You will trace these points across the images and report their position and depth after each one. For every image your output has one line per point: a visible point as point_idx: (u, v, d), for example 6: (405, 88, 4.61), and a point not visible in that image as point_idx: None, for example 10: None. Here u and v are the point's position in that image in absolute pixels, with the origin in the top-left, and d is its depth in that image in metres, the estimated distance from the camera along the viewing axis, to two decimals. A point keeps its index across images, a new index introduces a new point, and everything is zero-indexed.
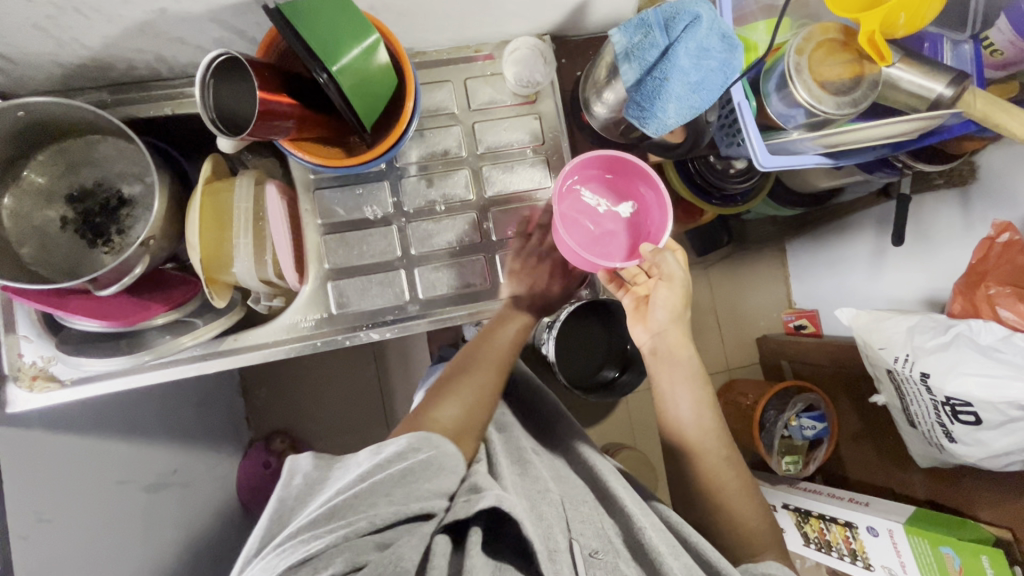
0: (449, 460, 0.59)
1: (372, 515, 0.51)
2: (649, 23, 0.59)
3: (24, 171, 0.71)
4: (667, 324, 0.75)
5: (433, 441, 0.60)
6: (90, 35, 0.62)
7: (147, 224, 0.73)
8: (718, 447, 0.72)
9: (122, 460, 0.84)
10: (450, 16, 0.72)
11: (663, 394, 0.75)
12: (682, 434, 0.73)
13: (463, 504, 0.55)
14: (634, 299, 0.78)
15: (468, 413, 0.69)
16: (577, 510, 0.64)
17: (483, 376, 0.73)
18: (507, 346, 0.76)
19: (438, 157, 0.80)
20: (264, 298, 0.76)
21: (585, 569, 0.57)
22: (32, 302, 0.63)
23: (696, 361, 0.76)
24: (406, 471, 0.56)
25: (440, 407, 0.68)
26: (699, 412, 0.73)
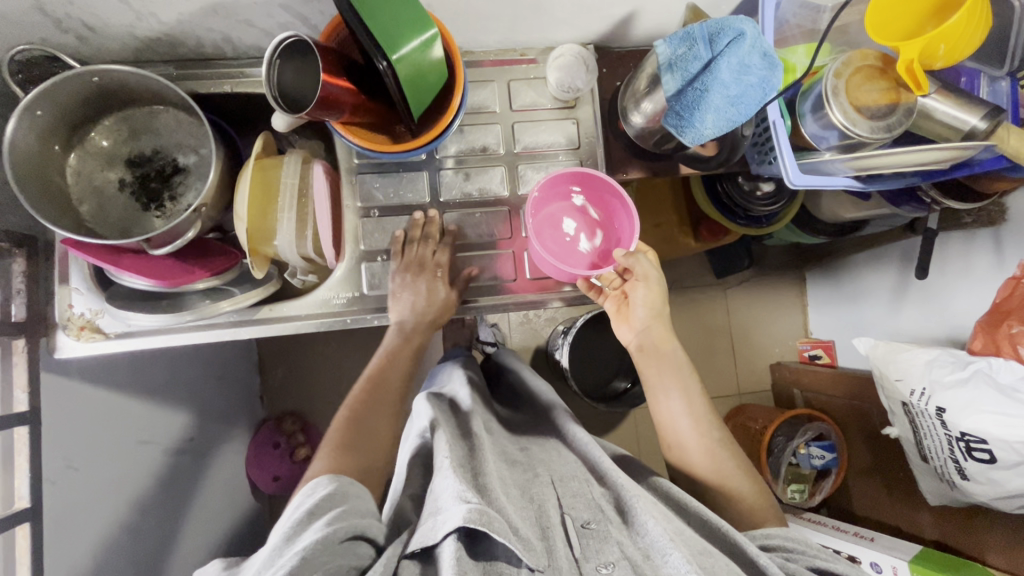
0: (351, 488, 0.61)
1: (295, 553, 0.51)
2: (694, 36, 0.62)
3: (90, 134, 0.75)
4: (650, 320, 0.77)
5: (340, 480, 0.61)
6: (168, 11, 0.66)
7: (198, 193, 0.76)
8: (709, 431, 0.73)
9: (145, 422, 0.87)
10: (502, 18, 0.76)
11: (652, 388, 0.76)
12: (674, 424, 0.74)
13: (428, 530, 0.56)
14: (615, 302, 0.80)
15: (368, 457, 0.68)
16: (566, 485, 0.67)
17: (384, 415, 0.73)
18: (396, 381, 0.77)
19: (476, 152, 0.83)
20: (300, 272, 0.79)
21: (578, 538, 0.60)
22: (90, 255, 0.67)
23: (682, 352, 0.77)
24: (310, 511, 0.57)
25: (343, 460, 0.65)
26: (686, 402, 0.74)
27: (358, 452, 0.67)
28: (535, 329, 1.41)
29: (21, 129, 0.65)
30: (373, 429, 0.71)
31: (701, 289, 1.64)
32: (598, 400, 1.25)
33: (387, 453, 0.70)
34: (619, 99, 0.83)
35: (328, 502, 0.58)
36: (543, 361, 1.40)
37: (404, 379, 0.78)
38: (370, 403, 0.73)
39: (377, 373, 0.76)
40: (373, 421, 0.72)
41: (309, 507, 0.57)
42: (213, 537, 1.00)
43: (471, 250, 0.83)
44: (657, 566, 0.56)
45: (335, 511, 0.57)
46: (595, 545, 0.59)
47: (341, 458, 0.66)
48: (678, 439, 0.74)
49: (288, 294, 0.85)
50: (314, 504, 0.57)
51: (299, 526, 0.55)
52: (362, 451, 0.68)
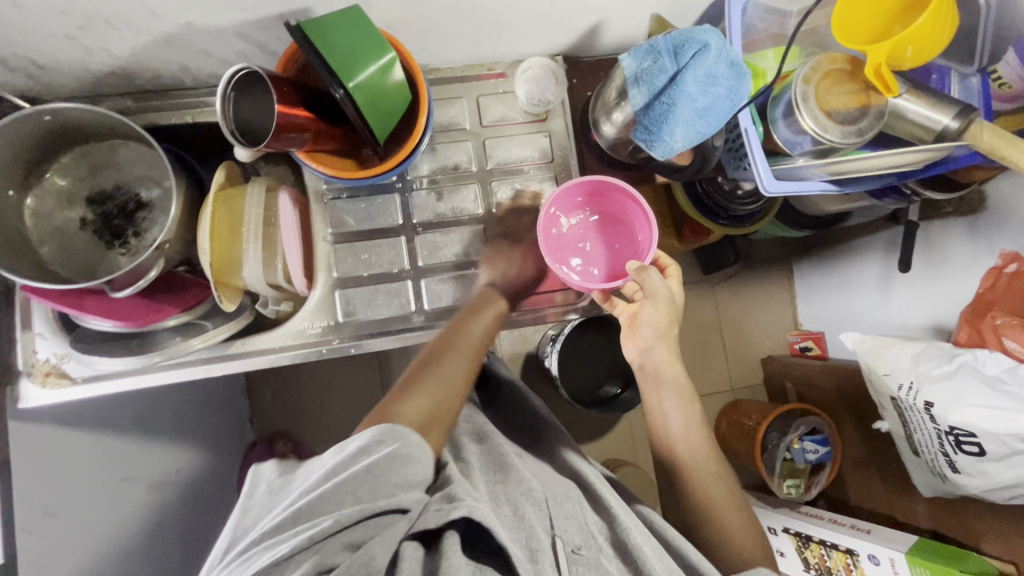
0: (415, 450, 0.57)
1: (337, 515, 0.50)
2: (659, 49, 0.61)
3: (47, 174, 0.73)
4: (654, 341, 0.75)
5: (406, 440, 0.57)
6: (119, 45, 0.64)
7: (163, 228, 0.74)
8: (705, 461, 0.73)
9: (125, 459, 0.85)
10: (466, 34, 0.74)
11: (653, 408, 0.76)
12: (671, 448, 0.75)
13: (436, 513, 0.55)
14: (625, 317, 0.77)
15: (436, 406, 0.64)
16: (559, 506, 0.66)
17: (460, 363, 0.69)
18: (478, 338, 0.72)
19: (448, 171, 0.82)
20: (272, 302, 0.78)
21: (568, 565, 0.60)
22: (50, 301, 0.65)
23: (684, 378, 0.76)
24: (368, 468, 0.54)
25: (407, 402, 0.63)
26: (684, 428, 0.74)
27: (428, 394, 0.65)
28: (523, 336, 1.40)
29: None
30: (441, 374, 0.67)
31: (689, 287, 1.64)
32: (589, 406, 1.24)
33: (455, 401, 0.66)
34: (590, 111, 0.82)
35: (388, 464, 0.54)
36: (534, 369, 1.39)
37: (486, 338, 0.73)
38: (438, 352, 0.69)
39: (455, 325, 0.73)
40: (450, 367, 0.68)
41: (368, 464, 0.54)
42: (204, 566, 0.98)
43: (451, 270, 0.81)
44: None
45: (388, 477, 0.54)
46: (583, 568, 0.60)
47: (415, 401, 0.63)
48: (672, 462, 0.74)
49: (265, 323, 0.83)
50: (371, 461, 0.54)
51: (350, 477, 0.53)
52: (433, 395, 0.65)
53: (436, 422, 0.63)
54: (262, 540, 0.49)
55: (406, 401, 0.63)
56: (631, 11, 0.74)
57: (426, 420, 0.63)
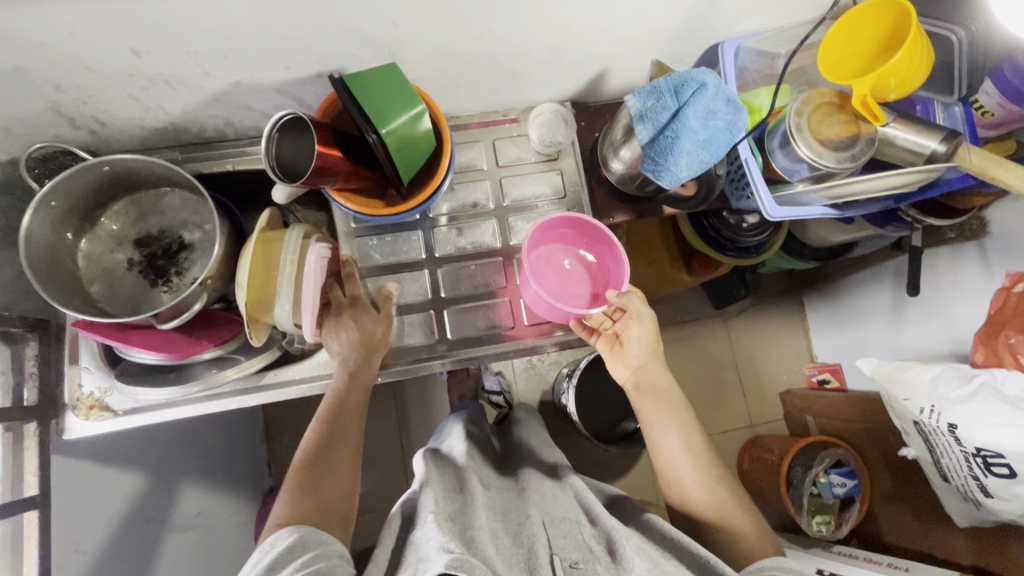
0: (314, 537, 0.57)
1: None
2: (661, 89, 0.66)
3: (101, 219, 0.79)
4: (644, 358, 0.79)
5: (300, 529, 0.58)
6: (174, 103, 0.72)
7: (204, 267, 0.80)
8: (709, 469, 0.73)
9: (155, 498, 0.86)
10: (483, 85, 0.81)
11: (650, 424, 0.77)
12: (672, 463, 0.75)
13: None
14: (608, 342, 0.82)
15: (328, 501, 0.64)
16: (557, 526, 0.67)
17: (342, 456, 0.70)
18: (354, 417, 0.73)
19: (467, 209, 0.87)
20: (297, 340, 0.81)
21: None
22: (99, 336, 0.70)
23: (678, 390, 0.78)
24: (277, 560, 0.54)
25: (298, 505, 0.62)
26: (686, 438, 0.75)
27: (319, 494, 0.64)
28: (539, 373, 1.41)
29: (34, 217, 0.68)
30: (329, 473, 0.67)
31: (701, 321, 1.67)
32: (608, 442, 1.24)
33: (345, 492, 0.67)
34: (598, 151, 0.88)
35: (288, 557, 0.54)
36: (550, 407, 1.40)
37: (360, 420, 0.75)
38: (319, 448, 0.69)
39: (330, 411, 0.72)
40: (329, 465, 0.68)
41: (268, 562, 0.54)
42: None
43: (472, 301, 0.85)
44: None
45: (301, 558, 0.54)
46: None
47: (300, 503, 0.62)
48: (677, 476, 0.74)
49: (293, 357, 0.87)
50: (272, 558, 0.54)
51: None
52: (323, 493, 0.65)
53: (330, 515, 0.63)
54: None
55: (294, 507, 0.62)
56: (632, 59, 0.81)
57: (320, 515, 0.62)
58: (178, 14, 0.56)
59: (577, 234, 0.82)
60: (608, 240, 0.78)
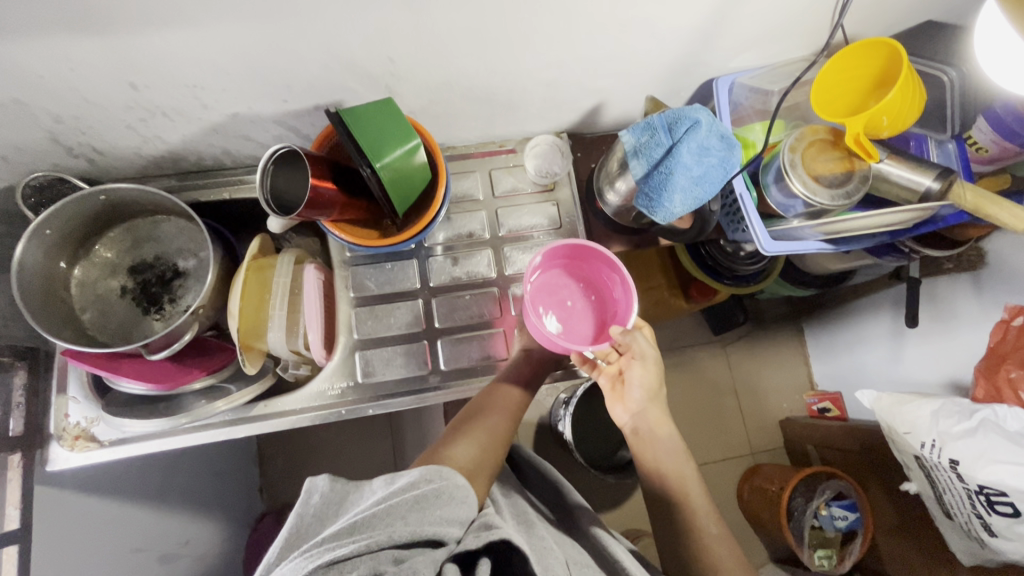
0: (461, 491, 0.56)
1: (391, 530, 0.48)
2: (655, 126, 0.67)
3: (96, 247, 0.79)
4: (645, 403, 0.76)
5: (449, 476, 0.57)
6: (172, 134, 0.72)
7: (197, 295, 0.79)
8: (708, 524, 0.72)
9: (142, 528, 0.84)
10: (480, 117, 0.82)
11: (650, 474, 0.76)
12: (673, 516, 0.73)
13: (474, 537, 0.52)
14: (609, 380, 0.79)
15: (479, 457, 0.66)
16: (581, 569, 0.63)
17: (496, 428, 0.71)
18: (513, 400, 0.76)
19: (463, 238, 0.87)
20: (291, 366, 0.80)
21: None
22: (88, 366, 0.69)
23: (678, 438, 0.77)
24: (416, 497, 0.53)
25: (457, 450, 0.66)
26: (686, 491, 0.74)
27: (475, 443, 0.68)
28: (536, 399, 1.40)
29: (27, 245, 0.68)
30: (487, 430, 0.71)
31: (699, 347, 1.66)
32: (605, 472, 1.22)
33: (500, 450, 0.69)
34: (593, 182, 0.88)
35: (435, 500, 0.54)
36: (547, 434, 1.38)
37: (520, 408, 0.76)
38: (482, 414, 0.73)
39: (490, 394, 0.76)
40: (489, 423, 0.72)
41: (418, 494, 0.53)
42: None
43: (466, 331, 0.84)
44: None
45: (437, 509, 0.53)
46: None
47: (459, 453, 0.65)
48: (675, 529, 0.73)
49: (284, 387, 0.86)
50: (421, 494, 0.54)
51: (401, 502, 0.52)
52: (480, 444, 0.68)
53: (480, 470, 0.65)
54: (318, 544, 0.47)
55: (456, 448, 0.66)
56: (627, 93, 0.82)
57: (471, 469, 0.64)
58: (176, 50, 0.57)
59: (588, 268, 0.82)
60: (615, 267, 0.77)
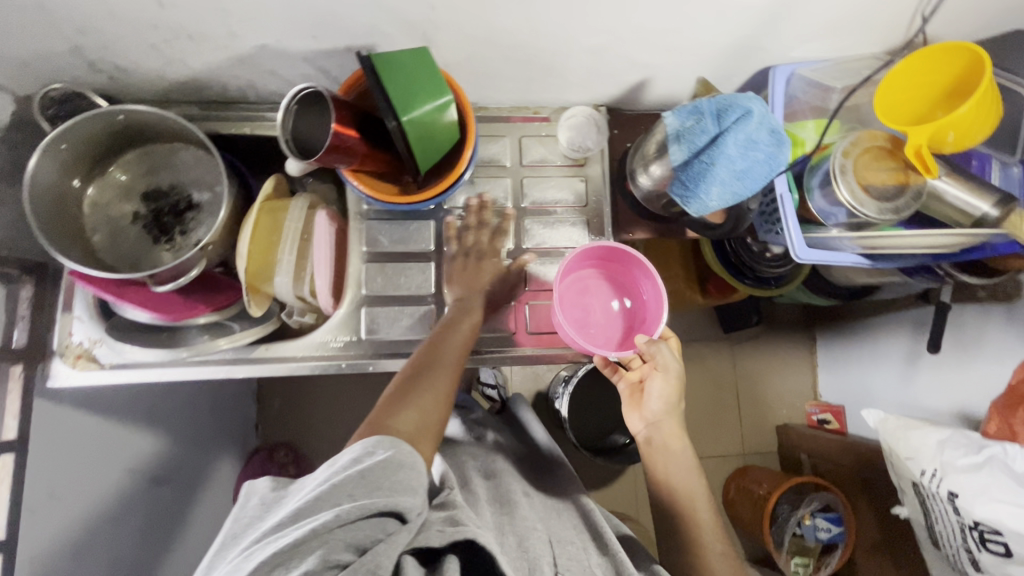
0: (408, 458, 0.53)
1: (336, 510, 0.47)
2: (702, 111, 0.63)
3: (111, 168, 0.78)
4: (662, 415, 0.74)
5: (399, 445, 0.54)
6: (196, 59, 0.69)
7: (209, 230, 0.78)
8: (712, 540, 0.70)
9: (137, 450, 0.86)
10: (517, 79, 0.77)
11: (659, 483, 0.74)
12: (677, 529, 0.72)
13: (438, 533, 0.52)
14: (627, 387, 0.77)
15: (421, 416, 0.61)
16: (563, 547, 0.65)
17: (444, 376, 0.66)
18: (460, 347, 0.70)
19: (484, 204, 0.84)
20: (297, 312, 0.80)
21: None
22: (95, 288, 0.68)
23: (691, 454, 0.74)
24: (363, 471, 0.51)
25: (400, 414, 0.60)
26: (692, 505, 0.72)
27: (416, 405, 0.61)
28: (535, 373, 1.39)
29: (42, 160, 0.66)
30: (430, 390, 0.64)
31: (707, 343, 1.64)
32: (595, 455, 1.22)
33: (442, 411, 0.63)
34: (628, 162, 0.84)
35: (384, 470, 0.51)
36: (543, 409, 1.38)
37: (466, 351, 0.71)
38: (428, 360, 0.67)
39: (439, 337, 0.71)
40: (431, 380, 0.65)
41: (365, 468, 0.51)
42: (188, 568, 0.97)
43: (476, 300, 0.82)
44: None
45: (393, 480, 0.51)
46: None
47: (403, 413, 0.60)
48: (678, 538, 0.71)
49: (288, 332, 0.85)
50: (367, 467, 0.51)
51: (346, 481, 0.50)
52: (423, 403, 0.62)
53: (426, 432, 0.60)
54: (256, 542, 0.47)
55: (396, 412, 0.60)
56: (677, 72, 0.77)
57: (415, 432, 0.59)
58: None
59: (617, 267, 0.81)
60: (649, 274, 0.76)
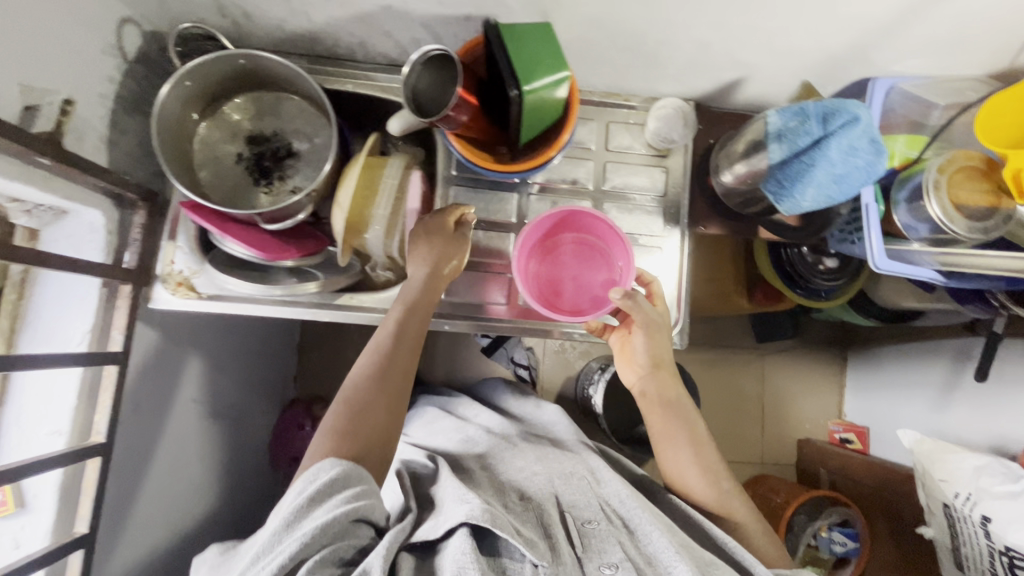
0: (354, 472, 0.59)
1: (297, 541, 0.53)
2: (808, 113, 0.64)
3: (222, 108, 0.81)
4: (651, 367, 0.79)
5: (345, 463, 0.59)
6: (320, 13, 0.72)
7: (307, 179, 0.81)
8: (719, 482, 0.74)
9: (196, 380, 0.91)
10: (617, 65, 0.79)
11: (659, 438, 0.77)
12: (683, 477, 0.75)
13: (431, 526, 0.63)
14: (619, 341, 0.82)
15: (368, 437, 0.63)
16: (568, 487, 0.73)
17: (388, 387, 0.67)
18: (409, 343, 0.70)
19: (565, 184, 0.86)
20: (380, 267, 0.84)
21: (580, 536, 0.65)
22: (202, 219, 0.73)
23: (685, 399, 0.78)
24: (307, 497, 0.56)
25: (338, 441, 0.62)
26: (696, 448, 0.75)
27: (358, 430, 0.63)
28: (567, 358, 1.43)
29: (169, 93, 0.71)
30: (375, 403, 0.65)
31: (737, 350, 1.65)
32: (622, 442, 1.25)
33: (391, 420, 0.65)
34: (713, 157, 0.86)
35: (328, 491, 0.57)
36: (570, 394, 1.41)
37: (416, 349, 0.71)
38: (377, 369, 0.67)
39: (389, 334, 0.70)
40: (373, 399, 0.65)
41: (310, 494, 0.56)
42: (226, 499, 1.02)
43: None
44: (702, 565, 0.62)
45: (345, 493, 0.57)
46: (596, 545, 0.63)
47: (340, 441, 0.62)
48: (684, 486, 0.76)
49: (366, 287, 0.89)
50: (313, 491, 0.56)
51: (295, 514, 0.55)
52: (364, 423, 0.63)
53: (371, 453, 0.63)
54: None
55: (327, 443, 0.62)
56: (775, 74, 0.78)
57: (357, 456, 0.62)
58: None
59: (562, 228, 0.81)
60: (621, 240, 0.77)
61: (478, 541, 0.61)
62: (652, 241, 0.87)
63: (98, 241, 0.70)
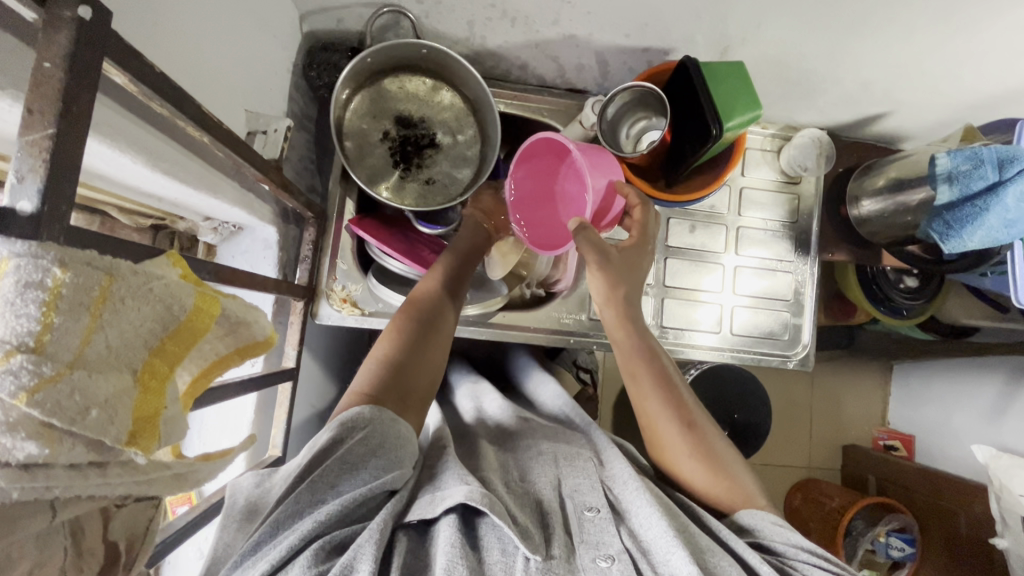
0: (389, 425, 0.53)
1: (314, 517, 0.46)
2: (982, 158, 0.66)
3: (381, 80, 0.75)
4: (604, 304, 0.67)
5: (379, 418, 0.53)
6: (496, 38, 0.73)
7: (446, 177, 0.78)
8: (692, 422, 0.63)
9: (322, 390, 0.91)
10: (768, 97, 0.82)
11: (633, 393, 0.66)
12: (656, 432, 0.64)
13: (426, 503, 0.50)
14: None
15: (407, 381, 0.60)
16: (570, 464, 0.60)
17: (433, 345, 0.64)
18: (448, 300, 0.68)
19: (704, 208, 0.88)
20: (530, 285, 0.86)
21: (577, 523, 0.52)
22: (368, 234, 0.75)
23: (644, 338, 0.66)
24: (342, 455, 0.50)
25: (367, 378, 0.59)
26: (672, 397, 0.63)
27: (405, 378, 0.60)
28: None
29: (353, 68, 0.69)
30: (416, 362, 0.61)
31: None
32: None
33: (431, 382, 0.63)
34: (852, 181, 0.89)
35: (362, 447, 0.50)
36: None
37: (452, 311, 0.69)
38: (411, 342, 0.63)
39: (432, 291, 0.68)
40: (418, 367, 0.61)
41: (343, 451, 0.50)
42: None
43: (684, 294, 0.88)
44: (700, 552, 0.50)
45: (368, 465, 0.50)
46: (594, 533, 0.51)
47: (383, 375, 0.59)
48: (656, 437, 0.64)
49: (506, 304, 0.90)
50: (345, 449, 0.50)
51: (324, 471, 0.48)
52: (408, 380, 0.60)
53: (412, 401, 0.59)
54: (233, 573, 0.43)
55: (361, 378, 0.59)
56: (921, 111, 0.81)
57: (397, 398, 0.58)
58: None
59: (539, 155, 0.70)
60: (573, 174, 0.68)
61: (467, 529, 0.49)
62: (784, 266, 0.90)
63: (272, 257, 0.71)
